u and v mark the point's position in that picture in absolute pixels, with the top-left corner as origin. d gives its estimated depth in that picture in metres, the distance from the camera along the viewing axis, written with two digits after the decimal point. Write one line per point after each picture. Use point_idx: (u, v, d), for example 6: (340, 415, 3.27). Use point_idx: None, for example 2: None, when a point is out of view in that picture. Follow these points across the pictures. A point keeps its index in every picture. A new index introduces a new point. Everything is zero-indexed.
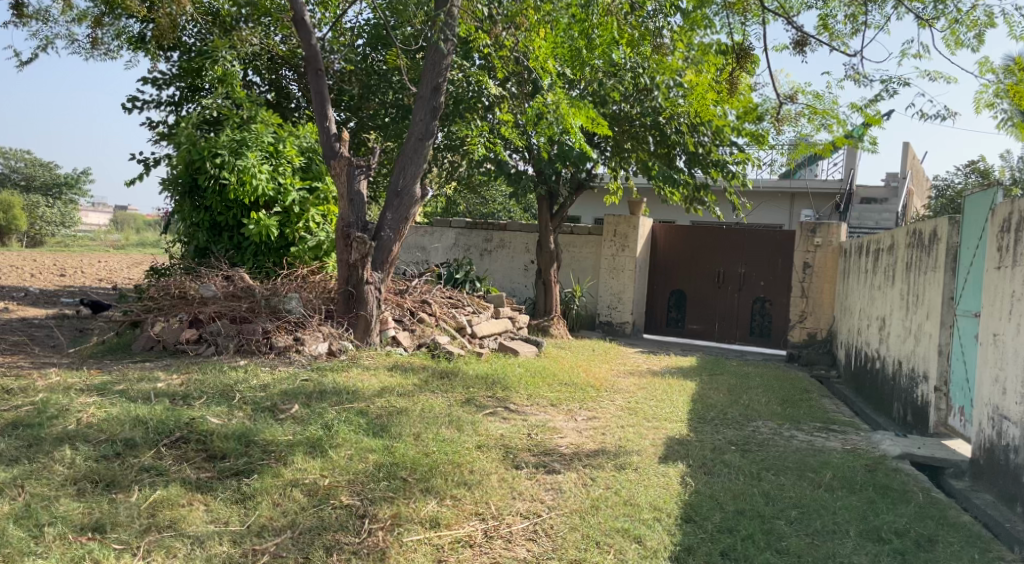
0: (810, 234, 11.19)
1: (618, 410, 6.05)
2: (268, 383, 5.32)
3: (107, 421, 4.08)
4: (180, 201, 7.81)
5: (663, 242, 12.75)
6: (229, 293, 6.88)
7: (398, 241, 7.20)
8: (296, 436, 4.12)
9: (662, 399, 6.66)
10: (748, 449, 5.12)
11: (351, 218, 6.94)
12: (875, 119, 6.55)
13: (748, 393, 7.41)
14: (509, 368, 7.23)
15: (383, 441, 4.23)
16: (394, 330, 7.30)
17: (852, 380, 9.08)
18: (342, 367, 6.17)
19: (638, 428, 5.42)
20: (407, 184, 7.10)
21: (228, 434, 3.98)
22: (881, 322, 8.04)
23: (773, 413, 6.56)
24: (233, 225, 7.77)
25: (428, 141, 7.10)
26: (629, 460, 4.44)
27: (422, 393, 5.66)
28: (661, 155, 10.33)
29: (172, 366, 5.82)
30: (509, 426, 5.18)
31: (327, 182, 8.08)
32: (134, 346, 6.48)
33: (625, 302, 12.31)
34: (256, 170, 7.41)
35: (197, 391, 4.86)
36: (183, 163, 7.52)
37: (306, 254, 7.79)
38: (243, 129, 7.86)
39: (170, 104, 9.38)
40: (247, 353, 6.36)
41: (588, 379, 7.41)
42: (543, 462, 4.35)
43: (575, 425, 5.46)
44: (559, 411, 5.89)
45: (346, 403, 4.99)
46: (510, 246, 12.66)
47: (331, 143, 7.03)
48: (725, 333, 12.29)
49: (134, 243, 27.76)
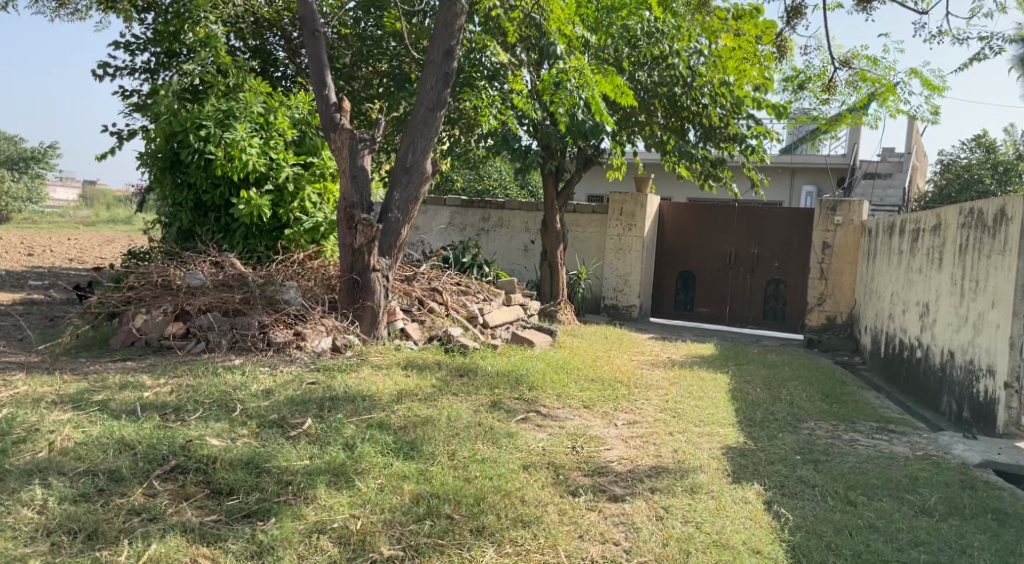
0: (829, 213, 10.67)
1: (659, 413, 5.46)
2: (271, 389, 4.65)
3: (86, 445, 3.39)
4: (160, 177, 7.04)
5: (671, 221, 12.16)
6: (218, 282, 6.14)
7: (407, 224, 6.51)
8: (314, 460, 3.47)
9: (700, 397, 6.08)
10: (817, 458, 4.57)
11: (355, 198, 6.22)
12: (937, 85, 5.95)
13: (785, 387, 6.86)
14: (529, 362, 6.60)
15: (416, 465, 3.60)
16: (403, 321, 6.64)
17: (884, 368, 8.60)
18: (351, 366, 5.50)
19: (689, 435, 4.83)
20: (417, 159, 6.38)
21: (235, 462, 3.33)
22: (922, 308, 7.53)
23: (822, 411, 6.00)
24: (220, 204, 7.00)
25: (440, 111, 6.39)
26: (698, 479, 3.85)
27: (444, 397, 5.03)
28: (674, 130, 9.68)
29: (158, 368, 5.13)
30: (548, 436, 4.57)
31: (324, 157, 7.32)
32: (112, 342, 5.78)
33: (632, 284, 11.72)
34: (245, 144, 6.69)
35: (191, 402, 4.16)
36: (163, 136, 6.81)
37: (301, 237, 7.01)
38: (229, 98, 7.13)
39: (146, 71, 8.57)
40: (241, 351, 5.68)
41: (613, 373, 6.81)
42: (602, 484, 3.74)
43: (619, 434, 4.85)
44: (596, 415, 5.28)
45: (364, 413, 4.35)
46: (509, 225, 11.99)
47: (331, 114, 6.31)
48: (737, 316, 11.77)
49: (104, 220, 26.67)
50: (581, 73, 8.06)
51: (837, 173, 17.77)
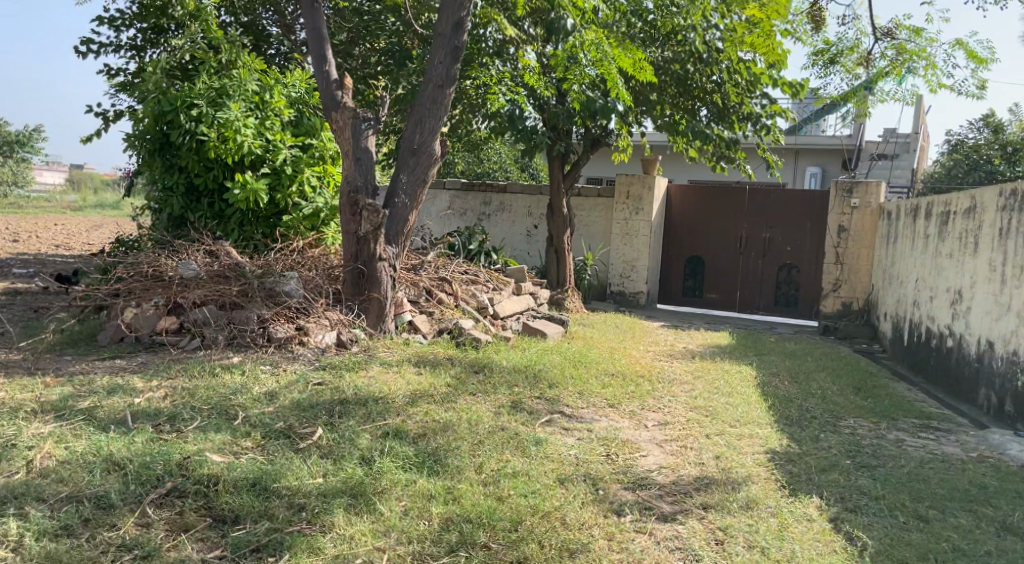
0: (846, 195, 10.31)
1: (690, 412, 5.10)
2: (275, 392, 4.27)
3: (68, 465, 2.99)
4: (149, 160, 6.61)
5: (679, 204, 11.77)
6: (214, 273, 5.73)
7: (414, 209, 6.09)
8: (328, 479, 3.09)
9: (730, 393, 5.73)
10: (869, 463, 4.21)
11: (359, 181, 5.79)
12: (984, 57, 5.58)
13: (814, 380, 6.51)
14: (545, 357, 6.22)
15: (443, 481, 3.21)
16: (410, 314, 6.25)
17: (907, 357, 8.28)
18: (358, 363, 5.10)
19: (728, 438, 4.47)
20: (425, 140, 5.95)
21: (240, 484, 2.94)
22: (953, 295, 7.18)
23: (858, 406, 5.66)
24: (214, 189, 6.55)
25: (449, 88, 5.96)
26: (751, 493, 3.48)
27: (462, 397, 4.66)
28: (685, 108, 9.28)
29: (149, 368, 4.73)
30: (578, 442, 4.19)
31: (323, 139, 6.87)
32: (100, 338, 5.38)
33: (640, 270, 11.34)
34: (240, 125, 6.26)
35: (187, 409, 3.76)
36: (151, 116, 6.38)
37: (301, 224, 6.56)
38: (222, 75, 6.67)
39: (132, 48, 8.08)
40: (239, 348, 5.28)
41: (633, 367, 6.45)
42: (646, 500, 3.36)
43: (652, 437, 4.48)
44: (623, 415, 4.93)
45: (378, 418, 3.97)
46: (511, 209, 11.57)
47: (332, 92, 5.87)
48: (747, 303, 11.43)
49: (92, 205, 26.14)
50: (597, 47, 7.75)
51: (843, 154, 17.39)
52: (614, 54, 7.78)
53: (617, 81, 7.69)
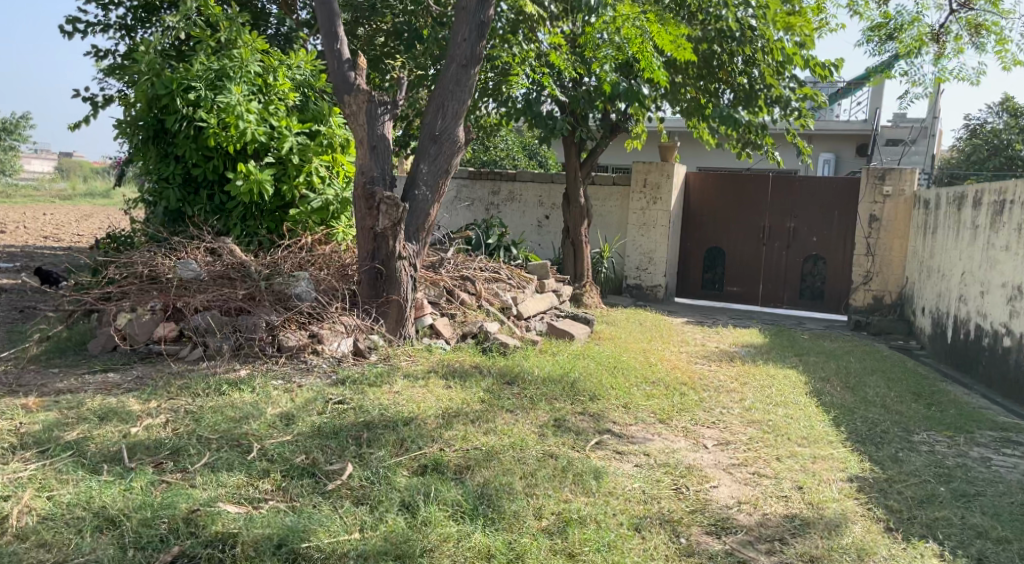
0: (877, 182, 9.81)
1: (748, 428, 4.59)
2: (292, 415, 3.75)
3: (52, 523, 2.48)
4: (143, 149, 6.05)
5: (698, 193, 11.24)
6: (216, 274, 5.19)
7: (436, 202, 5.52)
8: (366, 536, 2.57)
9: (785, 403, 5.21)
10: (967, 490, 3.72)
11: (375, 172, 5.22)
12: None
13: (867, 385, 6.00)
14: (578, 363, 5.70)
15: (504, 535, 2.71)
16: (432, 317, 5.72)
17: (952, 356, 7.81)
18: (380, 376, 4.58)
19: (802, 461, 3.98)
20: (447, 126, 5.40)
21: (261, 547, 2.44)
22: (1010, 290, 6.68)
23: (925, 417, 5.17)
24: (214, 179, 5.99)
25: (474, 68, 5.39)
26: (857, 538, 3.00)
27: (499, 417, 4.14)
28: (709, 91, 8.71)
29: (147, 385, 4.20)
30: (637, 471, 3.68)
31: (331, 124, 6.25)
32: (93, 348, 4.86)
33: (658, 262, 10.82)
34: (242, 110, 5.69)
35: (193, 440, 3.24)
36: (145, 100, 5.81)
37: (309, 218, 6.03)
38: (221, 55, 6.08)
39: (122, 28, 7.49)
40: (247, 359, 4.75)
41: (673, 373, 5.94)
42: (737, 551, 2.87)
43: (716, 461, 3.97)
44: (678, 433, 4.41)
45: (412, 448, 3.46)
46: (521, 199, 11.01)
47: (344, 72, 5.30)
48: (770, 296, 10.94)
49: (82, 194, 25.48)
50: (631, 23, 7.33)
51: (857, 139, 16.82)
52: (652, 31, 7.31)
53: (650, 59, 7.22)
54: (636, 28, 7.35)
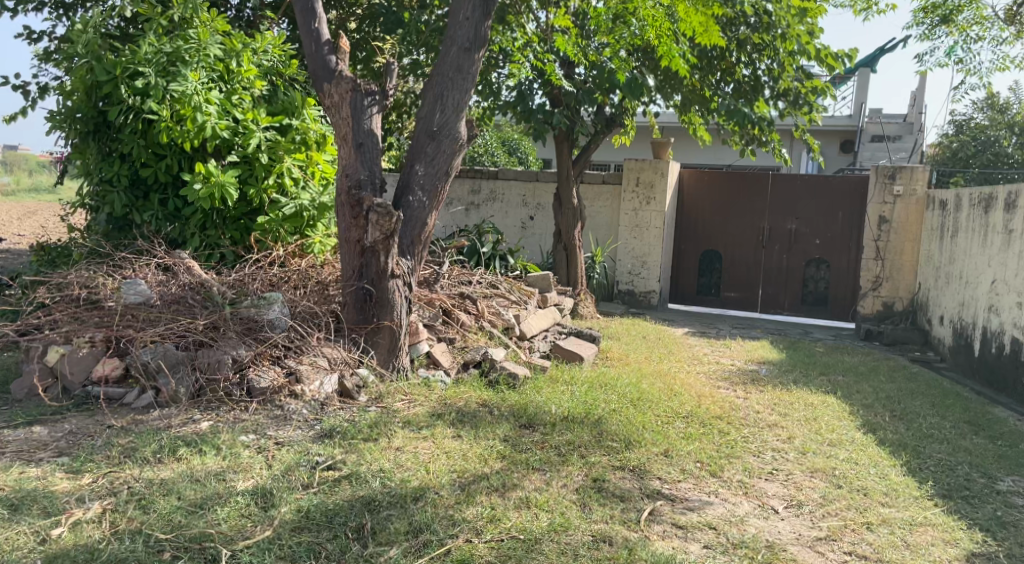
0: (887, 181, 9.25)
1: (816, 482, 3.86)
2: (269, 489, 2.92)
3: None
4: (82, 144, 5.13)
5: (693, 193, 10.54)
6: (170, 297, 4.32)
7: (434, 210, 4.68)
8: None
9: (841, 442, 4.51)
10: None
11: (362, 174, 4.35)
12: None
13: (916, 414, 5.32)
14: (596, 394, 4.89)
15: None
16: (428, 343, 4.95)
17: (982, 372, 7.24)
18: (374, 427, 3.74)
19: (898, 530, 3.29)
20: (447, 119, 4.56)
21: None
22: None
23: (1001, 457, 4.49)
24: (167, 182, 5.09)
25: (478, 52, 4.58)
26: None
27: (528, 480, 3.36)
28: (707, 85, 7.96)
29: (84, 445, 3.33)
30: (709, 557, 2.94)
31: (305, 118, 5.35)
32: (16, 391, 3.97)
33: (652, 266, 10.11)
34: (199, 99, 4.79)
35: (139, 549, 2.44)
36: (84, 87, 4.90)
37: (281, 227, 5.11)
38: (175, 36, 5.16)
39: (57, 6, 6.49)
40: (210, 406, 3.90)
41: (701, 402, 5.20)
42: None
43: (797, 534, 3.23)
44: (738, 492, 3.66)
45: (433, 544, 2.67)
46: (504, 198, 10.19)
47: (324, 56, 4.47)
48: (770, 302, 10.31)
49: (26, 189, 24.06)
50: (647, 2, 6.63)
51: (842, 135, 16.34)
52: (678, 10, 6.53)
53: (670, 44, 6.50)
54: (656, 9, 6.62)
